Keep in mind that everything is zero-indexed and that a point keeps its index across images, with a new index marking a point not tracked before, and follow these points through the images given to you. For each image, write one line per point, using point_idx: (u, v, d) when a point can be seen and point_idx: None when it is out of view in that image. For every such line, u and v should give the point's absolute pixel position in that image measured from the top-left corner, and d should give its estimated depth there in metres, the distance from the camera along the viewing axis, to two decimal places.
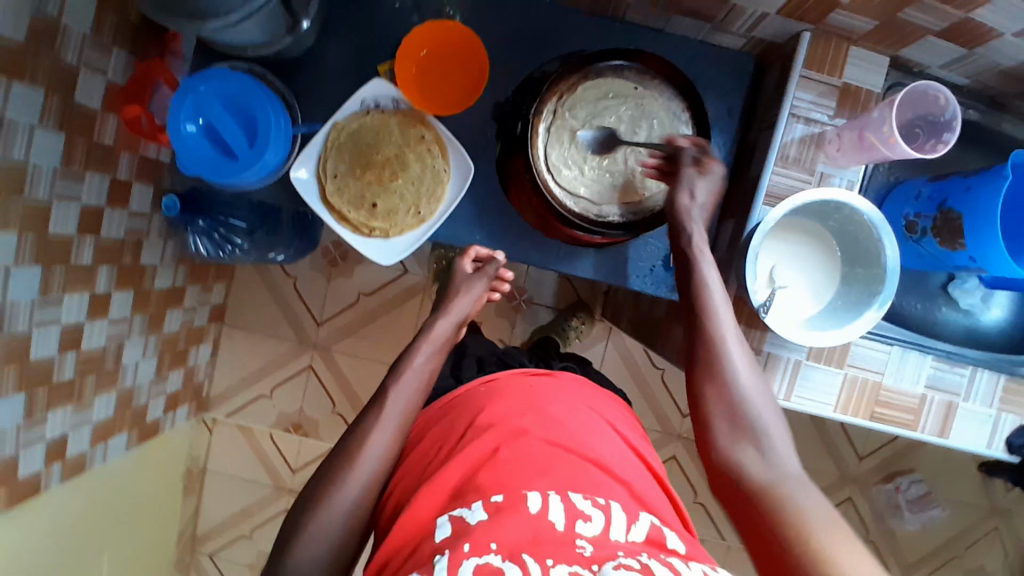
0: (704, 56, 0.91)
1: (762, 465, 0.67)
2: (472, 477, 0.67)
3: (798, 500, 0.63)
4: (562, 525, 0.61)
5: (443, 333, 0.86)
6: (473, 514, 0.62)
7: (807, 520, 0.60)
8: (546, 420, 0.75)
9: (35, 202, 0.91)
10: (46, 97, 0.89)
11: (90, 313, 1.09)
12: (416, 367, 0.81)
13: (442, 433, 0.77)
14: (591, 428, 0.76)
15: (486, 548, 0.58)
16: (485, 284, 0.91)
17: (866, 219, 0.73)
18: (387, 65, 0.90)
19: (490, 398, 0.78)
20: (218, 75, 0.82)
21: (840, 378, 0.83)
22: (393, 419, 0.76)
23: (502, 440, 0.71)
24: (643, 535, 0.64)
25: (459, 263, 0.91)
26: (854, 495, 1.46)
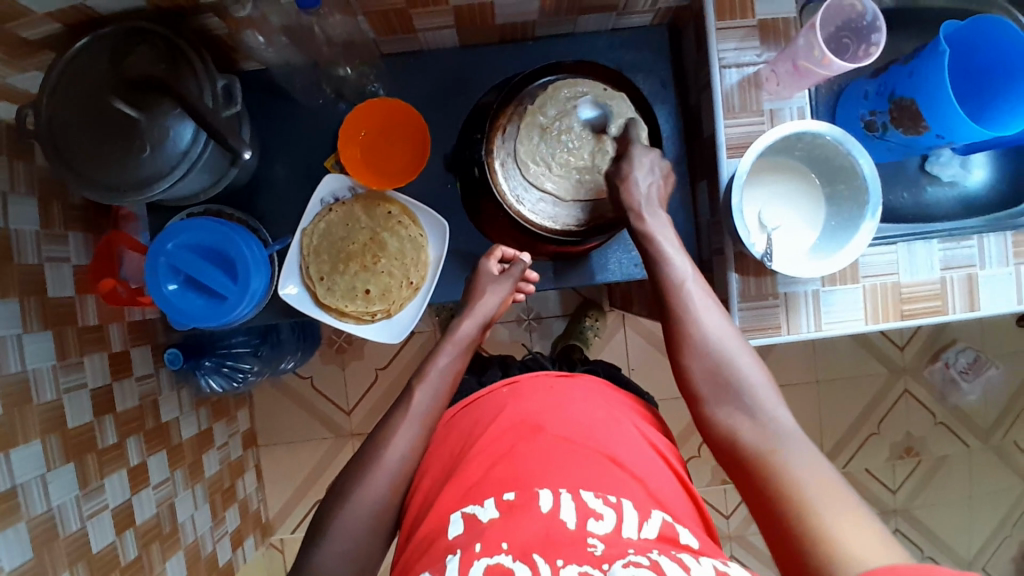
0: (620, 42, 0.93)
1: (750, 423, 0.70)
2: (489, 475, 0.69)
3: (790, 462, 0.64)
4: (574, 523, 0.62)
5: (468, 333, 0.87)
6: (486, 512, 0.65)
7: (793, 474, 0.63)
8: (564, 416, 0.75)
9: (46, 403, 0.94)
10: (24, 304, 0.92)
11: (134, 486, 1.10)
12: (441, 368, 0.84)
13: (462, 433, 0.78)
14: (611, 428, 0.76)
15: (498, 548, 0.60)
16: (511, 285, 0.90)
17: (829, 138, 0.75)
18: (332, 158, 0.92)
19: (509, 398, 0.79)
20: (182, 228, 0.83)
21: (860, 292, 0.84)
22: (419, 417, 0.79)
23: (518, 440, 0.73)
24: (655, 532, 0.64)
25: (484, 263, 0.90)
26: (909, 385, 1.48)
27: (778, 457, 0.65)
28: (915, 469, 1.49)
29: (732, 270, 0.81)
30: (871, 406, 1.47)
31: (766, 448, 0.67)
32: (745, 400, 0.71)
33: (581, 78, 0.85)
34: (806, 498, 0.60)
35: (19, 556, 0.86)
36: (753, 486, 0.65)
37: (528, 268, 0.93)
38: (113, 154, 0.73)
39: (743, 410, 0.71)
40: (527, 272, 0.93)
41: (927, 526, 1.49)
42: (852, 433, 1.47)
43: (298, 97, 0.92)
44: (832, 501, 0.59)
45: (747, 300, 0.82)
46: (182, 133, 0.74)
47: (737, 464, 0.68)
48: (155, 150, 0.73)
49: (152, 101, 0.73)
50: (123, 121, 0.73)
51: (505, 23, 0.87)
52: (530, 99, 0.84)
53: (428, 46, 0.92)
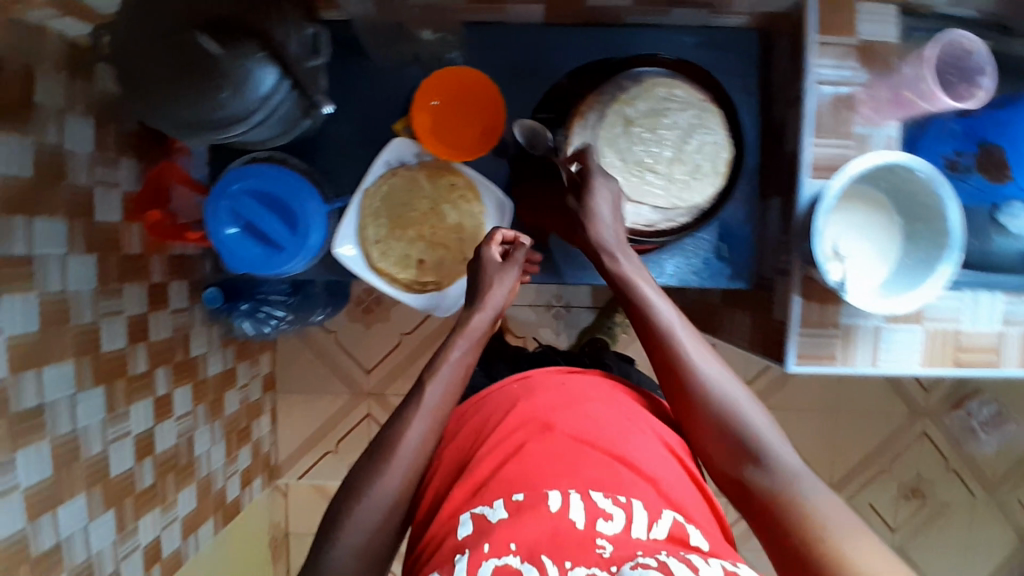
0: (708, 42, 0.90)
1: (762, 473, 0.67)
2: (500, 471, 0.69)
3: (810, 505, 0.63)
4: (583, 524, 0.63)
5: (479, 325, 0.82)
6: (495, 513, 0.65)
7: (831, 529, 0.61)
8: (578, 415, 0.75)
9: (84, 325, 0.94)
10: (71, 225, 0.92)
11: (157, 416, 1.11)
12: (452, 362, 0.78)
13: (475, 427, 0.78)
14: (623, 426, 0.75)
15: (506, 548, 0.61)
16: (517, 271, 0.85)
17: (922, 174, 0.73)
18: (402, 123, 0.90)
19: (523, 395, 0.79)
20: (247, 173, 0.82)
21: (920, 334, 0.83)
22: (428, 414, 0.74)
23: (530, 437, 0.72)
24: (664, 534, 0.64)
25: (486, 249, 0.84)
26: (927, 428, 1.47)
27: (810, 512, 0.63)
28: (918, 510, 1.49)
29: (796, 293, 0.80)
30: (886, 443, 1.47)
31: (783, 496, 0.65)
32: (753, 451, 0.68)
33: (677, 80, 0.83)
34: (842, 541, 0.60)
35: (38, 474, 0.86)
36: (785, 545, 0.63)
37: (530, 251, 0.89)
38: (190, 91, 0.70)
39: (755, 463, 0.68)
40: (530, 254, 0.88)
41: (920, 567, 1.50)
42: (862, 466, 1.47)
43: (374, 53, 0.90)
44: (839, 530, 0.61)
45: (807, 326, 0.81)
46: (264, 78, 0.71)
47: (762, 519, 0.66)
48: (235, 92, 0.70)
49: (235, 38, 0.69)
50: (203, 56, 0.69)
51: (596, 5, 0.85)
52: (623, 88, 0.82)
53: (512, 18, 0.89)
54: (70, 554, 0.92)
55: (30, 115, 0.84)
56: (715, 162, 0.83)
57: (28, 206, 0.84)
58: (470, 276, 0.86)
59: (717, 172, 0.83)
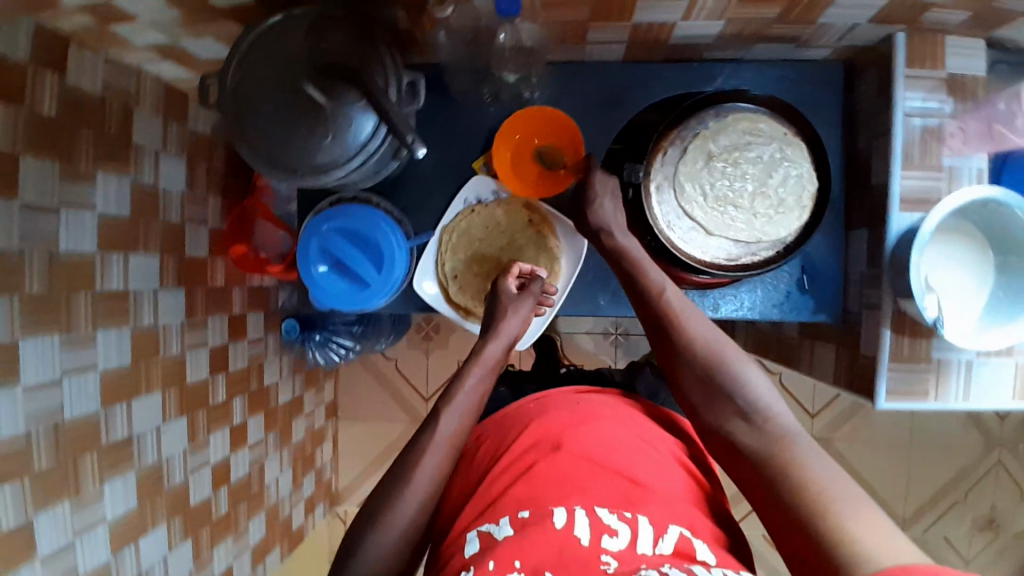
0: (788, 75, 0.90)
1: (756, 436, 0.66)
2: (510, 490, 0.69)
3: (811, 469, 0.60)
4: (588, 540, 0.62)
5: (493, 356, 0.81)
6: (502, 530, 0.65)
7: (826, 500, 0.57)
8: (589, 433, 0.74)
9: (171, 357, 0.98)
10: (163, 260, 0.96)
11: (233, 445, 1.14)
12: (468, 390, 0.77)
13: (493, 445, 0.79)
14: (634, 446, 0.74)
15: (510, 566, 0.59)
16: (533, 302, 0.86)
17: (1016, 208, 0.72)
18: (481, 160, 0.92)
19: (537, 414, 0.80)
20: (336, 212, 0.85)
21: (1013, 367, 0.80)
22: (443, 445, 0.72)
23: (540, 456, 0.72)
24: (671, 548, 0.62)
25: (504, 281, 0.86)
26: (1003, 459, 1.42)
27: (805, 486, 0.59)
28: (994, 544, 1.43)
29: (887, 327, 0.78)
30: (962, 475, 1.41)
31: (784, 464, 0.62)
32: (753, 416, 0.67)
33: (761, 114, 0.83)
34: (838, 511, 0.55)
35: (122, 505, 0.88)
36: (787, 513, 0.59)
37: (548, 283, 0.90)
38: (294, 138, 0.74)
39: (747, 424, 0.67)
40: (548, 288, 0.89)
41: None
42: (936, 499, 1.42)
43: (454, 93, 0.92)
44: (848, 496, 0.57)
45: (899, 361, 0.79)
46: (363, 125, 0.74)
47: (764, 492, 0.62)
48: (336, 138, 0.74)
49: (338, 88, 0.73)
50: (308, 103, 0.73)
51: (676, 43, 0.86)
52: (705, 122, 0.83)
53: (590, 57, 0.91)
54: None
55: (132, 156, 0.89)
56: (801, 194, 0.82)
57: (127, 244, 0.88)
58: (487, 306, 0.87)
59: (804, 205, 0.82)
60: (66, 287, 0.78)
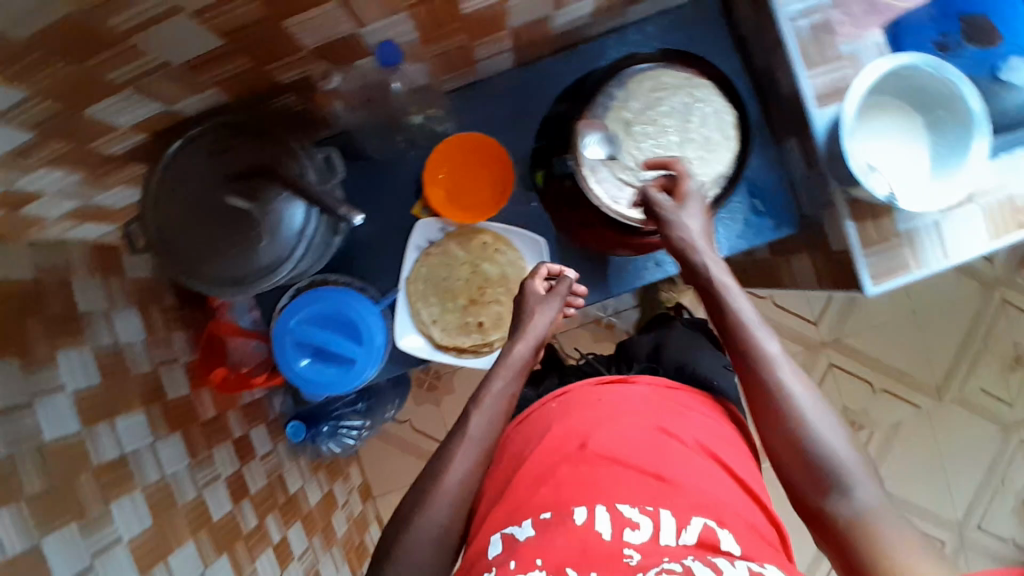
0: (671, 23, 0.92)
1: (843, 501, 0.66)
2: (534, 495, 0.69)
3: (886, 537, 0.62)
4: (610, 535, 0.63)
5: (520, 356, 0.83)
6: (524, 532, 0.66)
7: (884, 548, 0.61)
8: (614, 432, 0.74)
9: (190, 502, 0.96)
10: (149, 413, 0.94)
11: (282, 563, 1.11)
12: (495, 394, 0.80)
13: (515, 457, 0.78)
14: (660, 432, 0.74)
15: (534, 564, 0.61)
16: (560, 302, 0.87)
17: (923, 67, 0.74)
18: (418, 204, 0.92)
19: (561, 415, 0.79)
20: (299, 304, 0.85)
21: (977, 212, 0.82)
22: (476, 443, 0.75)
23: (566, 461, 0.72)
24: (694, 538, 0.63)
25: (530, 283, 0.87)
26: (1006, 295, 1.43)
27: (871, 532, 0.63)
28: None
29: (847, 220, 0.80)
30: (973, 323, 1.43)
31: (859, 522, 0.64)
32: (838, 480, 0.66)
33: (662, 68, 0.84)
34: (901, 572, 0.59)
35: None
36: (854, 566, 0.62)
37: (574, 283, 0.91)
38: (232, 249, 0.74)
39: (837, 491, 0.66)
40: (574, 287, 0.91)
41: None
42: (959, 355, 1.44)
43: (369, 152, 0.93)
44: (911, 559, 0.60)
45: (871, 246, 0.81)
46: (294, 215, 0.75)
47: (835, 541, 0.65)
48: (272, 237, 0.74)
49: (259, 189, 0.74)
50: (235, 214, 0.74)
51: (558, 32, 0.87)
52: (612, 94, 0.84)
53: (484, 73, 0.92)
54: None
55: (85, 326, 0.87)
56: (722, 127, 0.84)
57: (110, 411, 0.86)
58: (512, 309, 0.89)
59: (730, 137, 0.84)
60: (64, 474, 0.77)
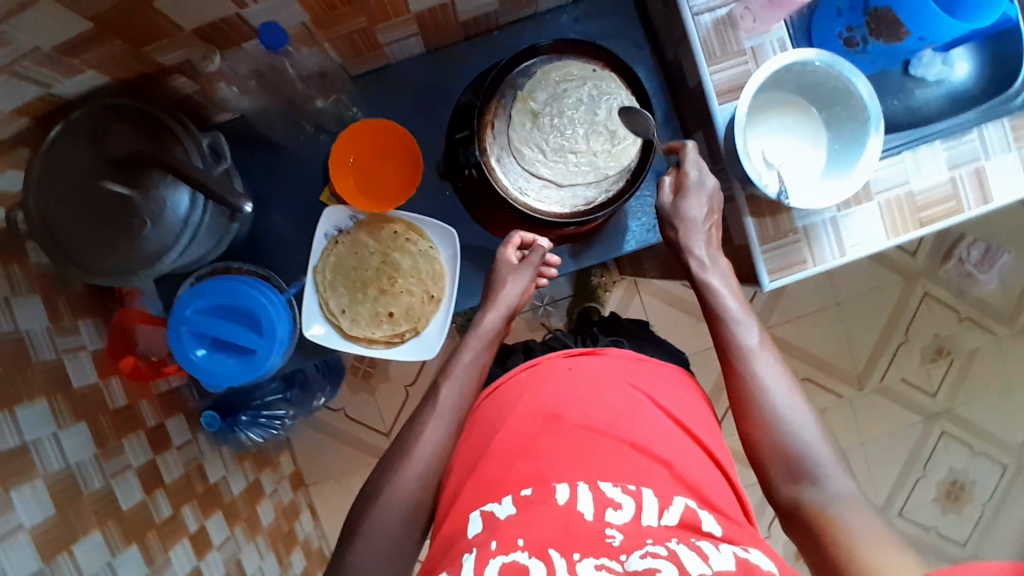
0: (585, 13, 0.91)
1: (818, 490, 0.67)
2: (510, 471, 0.68)
3: (853, 524, 0.63)
4: (592, 516, 0.63)
5: (491, 326, 0.86)
6: (503, 510, 0.65)
7: (856, 537, 0.62)
8: (590, 407, 0.75)
9: (97, 492, 0.93)
10: (51, 402, 0.90)
11: (199, 553, 1.09)
12: (466, 364, 0.84)
13: (487, 425, 0.77)
14: (633, 406, 0.76)
15: (514, 545, 0.59)
16: (532, 272, 0.88)
17: (819, 64, 0.74)
18: (327, 191, 0.91)
19: (532, 386, 0.79)
20: (196, 293, 0.82)
21: (876, 208, 0.84)
22: (446, 415, 0.79)
23: (545, 435, 0.72)
24: (677, 518, 0.64)
25: (503, 252, 0.88)
26: (928, 288, 1.47)
27: (838, 521, 0.64)
28: (951, 368, 1.49)
29: (747, 215, 0.82)
30: (896, 315, 1.47)
31: (828, 512, 0.65)
32: (811, 470, 0.68)
33: (568, 59, 0.84)
34: (869, 556, 0.59)
35: None
36: (823, 554, 0.63)
37: (547, 252, 0.91)
38: (114, 238, 0.72)
39: (810, 481, 0.67)
40: (547, 256, 0.91)
41: (972, 420, 1.51)
42: (882, 347, 1.48)
43: (277, 137, 0.91)
44: (879, 545, 0.60)
45: (768, 242, 0.82)
46: (178, 200, 0.73)
47: (805, 534, 0.66)
48: (156, 223, 0.72)
49: (142, 176, 0.72)
50: (117, 201, 0.72)
51: (468, 18, 0.86)
52: (517, 84, 0.84)
53: (394, 59, 0.90)
54: None
55: None
56: (628, 120, 0.84)
57: (8, 400, 0.83)
58: (487, 276, 0.90)
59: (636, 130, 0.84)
60: None
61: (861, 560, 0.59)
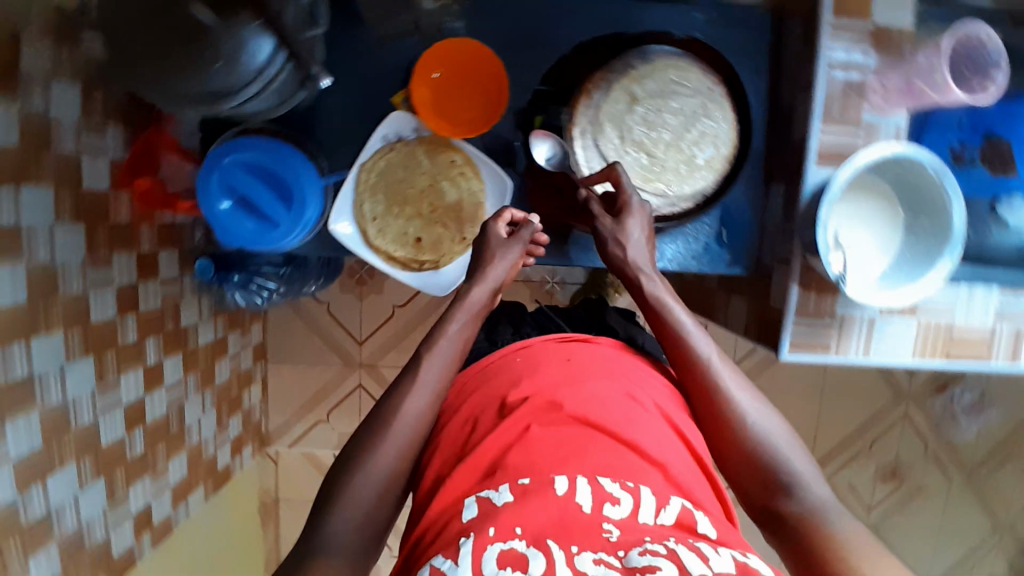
0: (719, 18, 0.86)
1: (790, 494, 0.65)
2: (503, 455, 0.60)
3: (836, 528, 0.61)
4: (590, 508, 0.55)
5: (478, 300, 0.79)
6: (500, 496, 0.56)
7: (837, 539, 0.59)
8: (587, 392, 0.66)
9: (71, 295, 0.91)
10: (58, 194, 0.87)
11: (147, 386, 1.09)
12: (450, 336, 0.75)
13: (482, 402, 0.70)
14: (631, 406, 0.66)
15: (511, 533, 0.52)
16: (521, 249, 0.82)
17: (930, 168, 0.73)
18: (401, 94, 0.88)
19: (527, 371, 0.71)
20: (240, 144, 0.81)
21: (914, 326, 0.84)
22: (428, 390, 0.70)
23: (535, 419, 0.63)
24: (672, 519, 0.56)
25: (491, 226, 0.83)
26: (909, 411, 1.50)
27: (820, 521, 0.61)
28: (894, 491, 1.53)
29: (795, 282, 0.81)
30: (870, 423, 1.50)
31: (810, 516, 0.62)
32: (784, 476, 0.66)
33: (689, 64, 0.82)
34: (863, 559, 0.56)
35: (26, 445, 0.84)
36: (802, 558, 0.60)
37: (539, 230, 0.85)
38: (182, 62, 0.67)
39: (784, 486, 0.65)
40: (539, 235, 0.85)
41: (894, 544, 1.55)
42: (845, 445, 1.50)
43: (373, 21, 0.86)
44: (864, 543, 0.58)
45: (804, 315, 0.82)
46: (259, 49, 0.68)
47: (785, 538, 0.63)
48: (228, 65, 0.67)
49: (230, 11, 0.66)
50: (195, 25, 0.67)
51: None
52: (632, 64, 0.81)
53: None
54: (62, 520, 0.92)
55: (19, 84, 0.80)
56: (712, 154, 0.84)
57: (15, 174, 0.80)
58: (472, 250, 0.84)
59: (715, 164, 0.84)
60: None
61: (843, 555, 0.57)
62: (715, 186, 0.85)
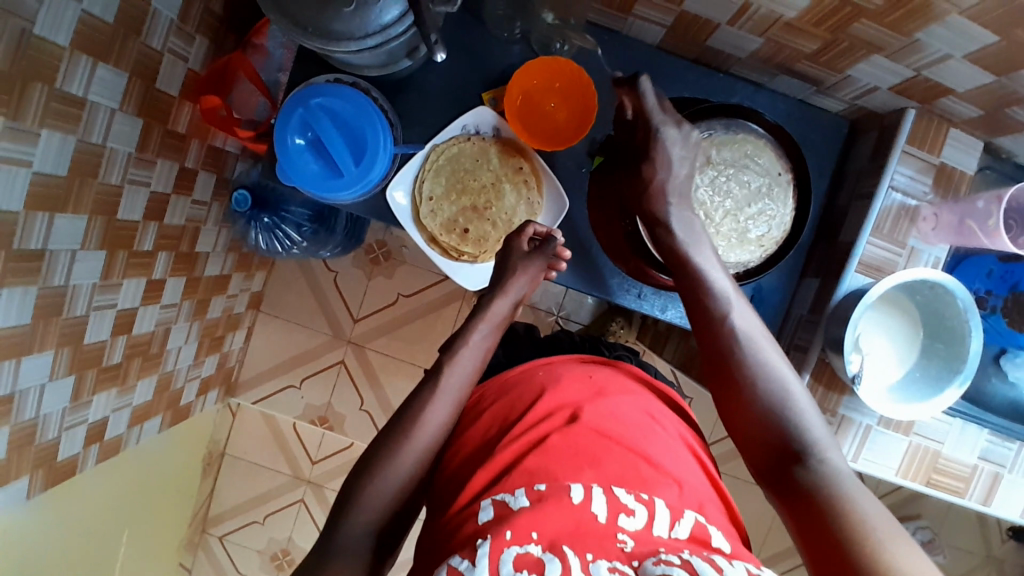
0: (800, 114, 0.92)
1: (807, 469, 0.63)
2: (521, 460, 0.61)
3: (856, 503, 0.59)
4: (605, 518, 0.56)
5: (500, 312, 0.80)
6: (516, 501, 0.57)
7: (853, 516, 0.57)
8: (604, 409, 0.68)
9: (109, 185, 0.86)
10: (130, 82, 0.85)
11: (145, 297, 1.04)
12: (472, 345, 0.76)
13: (500, 411, 0.70)
14: (645, 427, 0.68)
15: (527, 537, 0.53)
16: (542, 265, 0.83)
17: (958, 299, 0.77)
18: (491, 92, 0.91)
19: (547, 383, 0.72)
20: (331, 90, 0.83)
21: (904, 445, 0.87)
22: (450, 395, 0.71)
23: (554, 429, 0.65)
24: (686, 533, 0.57)
25: (514, 241, 0.83)
26: None
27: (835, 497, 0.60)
28: None
29: (807, 372, 0.85)
30: None
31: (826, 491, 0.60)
32: (803, 448, 0.64)
33: (766, 146, 0.87)
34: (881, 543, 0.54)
35: (9, 317, 0.76)
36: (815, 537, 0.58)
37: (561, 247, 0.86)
38: None
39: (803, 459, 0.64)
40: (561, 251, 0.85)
41: None
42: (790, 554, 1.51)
43: (486, 20, 0.90)
44: (883, 526, 0.56)
45: None
46: (390, 9, 0.71)
47: (800, 516, 0.61)
48: (357, 10, 0.70)
49: None
50: None
51: (712, 47, 0.86)
52: (716, 130, 0.86)
53: (627, 32, 0.90)
54: (21, 408, 0.84)
55: None
56: (765, 234, 0.88)
57: (99, 49, 0.77)
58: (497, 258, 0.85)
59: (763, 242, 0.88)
60: (25, 71, 0.67)
61: (856, 536, 0.56)
62: (758, 263, 0.89)
